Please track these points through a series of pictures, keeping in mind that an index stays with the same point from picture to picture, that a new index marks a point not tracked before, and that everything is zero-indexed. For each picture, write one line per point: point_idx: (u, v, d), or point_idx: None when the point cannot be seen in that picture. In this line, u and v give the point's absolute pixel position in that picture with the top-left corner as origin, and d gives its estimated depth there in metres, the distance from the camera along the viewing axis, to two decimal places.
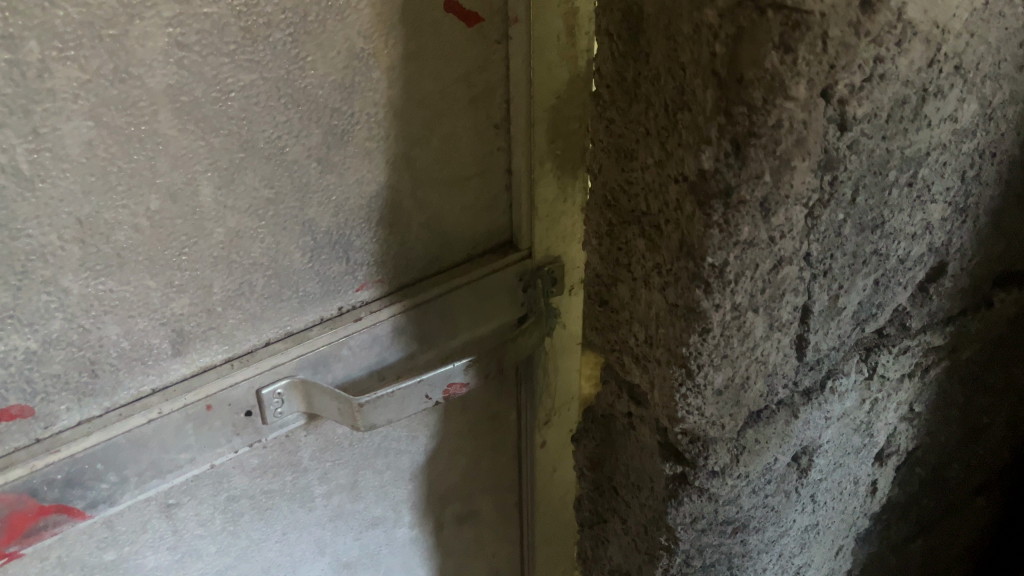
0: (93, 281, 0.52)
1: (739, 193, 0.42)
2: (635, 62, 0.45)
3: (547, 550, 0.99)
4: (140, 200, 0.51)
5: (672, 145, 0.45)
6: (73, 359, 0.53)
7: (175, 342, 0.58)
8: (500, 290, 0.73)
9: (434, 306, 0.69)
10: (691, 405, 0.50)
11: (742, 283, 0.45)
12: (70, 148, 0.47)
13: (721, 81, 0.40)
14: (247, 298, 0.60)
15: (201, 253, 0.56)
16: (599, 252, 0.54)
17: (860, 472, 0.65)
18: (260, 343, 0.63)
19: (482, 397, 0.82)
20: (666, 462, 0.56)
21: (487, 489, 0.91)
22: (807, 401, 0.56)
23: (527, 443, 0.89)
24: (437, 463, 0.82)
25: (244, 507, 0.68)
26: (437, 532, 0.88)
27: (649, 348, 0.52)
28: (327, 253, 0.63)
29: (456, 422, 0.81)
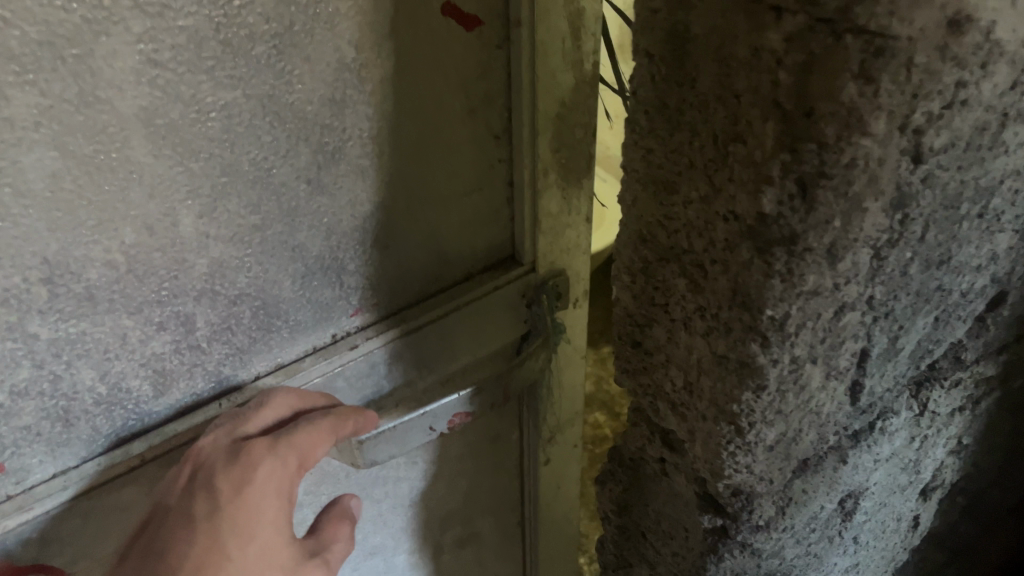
0: (65, 323, 0.46)
1: (806, 240, 0.37)
2: (679, 87, 0.40)
3: (545, 562, 0.97)
4: (114, 234, 0.45)
5: (720, 181, 0.40)
6: (44, 410, 0.48)
7: (157, 383, 0.52)
8: (501, 309, 0.67)
9: (435, 333, 0.63)
10: (739, 463, 0.45)
11: (802, 336, 0.40)
12: (33, 182, 0.41)
13: (786, 113, 0.35)
14: (233, 331, 0.54)
15: (182, 287, 0.50)
16: (631, 290, 0.49)
17: (903, 508, 0.61)
18: (249, 377, 0.57)
19: (485, 420, 0.76)
20: (704, 514, 0.51)
21: (488, 510, 0.86)
22: (855, 445, 0.51)
23: (529, 461, 0.84)
24: (440, 491, 0.77)
25: None
26: (438, 554, 0.84)
27: (689, 397, 0.47)
28: (318, 279, 0.57)
29: (458, 449, 0.76)
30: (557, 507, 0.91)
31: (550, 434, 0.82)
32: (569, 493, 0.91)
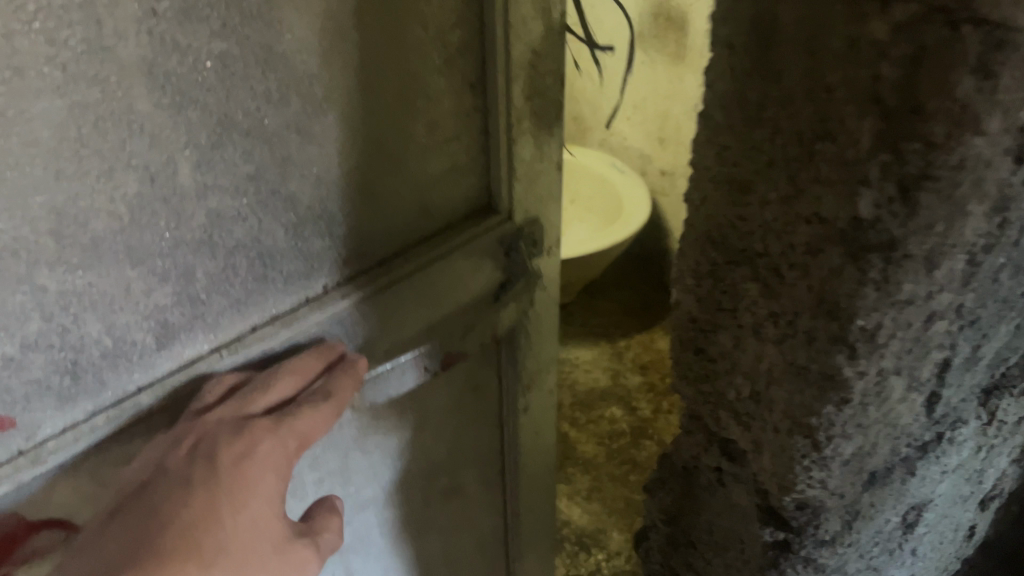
0: (73, 274, 0.40)
1: (905, 247, 0.35)
2: (763, 82, 0.38)
3: (524, 522, 0.90)
4: (118, 184, 0.39)
5: (804, 181, 0.37)
6: (54, 363, 0.42)
7: (160, 336, 0.46)
8: (483, 262, 0.60)
9: (415, 289, 0.56)
10: (813, 478, 0.44)
11: (892, 346, 0.38)
12: (40, 132, 0.36)
13: (888, 111, 0.33)
14: (231, 282, 0.47)
15: (182, 239, 0.44)
16: (695, 293, 0.47)
17: (962, 518, 0.59)
18: (246, 329, 0.50)
19: (468, 367, 0.68)
20: (766, 528, 0.49)
21: (475, 464, 0.78)
22: (923, 456, 0.49)
23: (510, 412, 0.76)
24: (427, 439, 0.70)
25: None
26: (425, 512, 0.76)
27: (756, 405, 0.46)
28: (312, 230, 0.50)
29: (442, 398, 0.68)
30: (535, 458, 0.84)
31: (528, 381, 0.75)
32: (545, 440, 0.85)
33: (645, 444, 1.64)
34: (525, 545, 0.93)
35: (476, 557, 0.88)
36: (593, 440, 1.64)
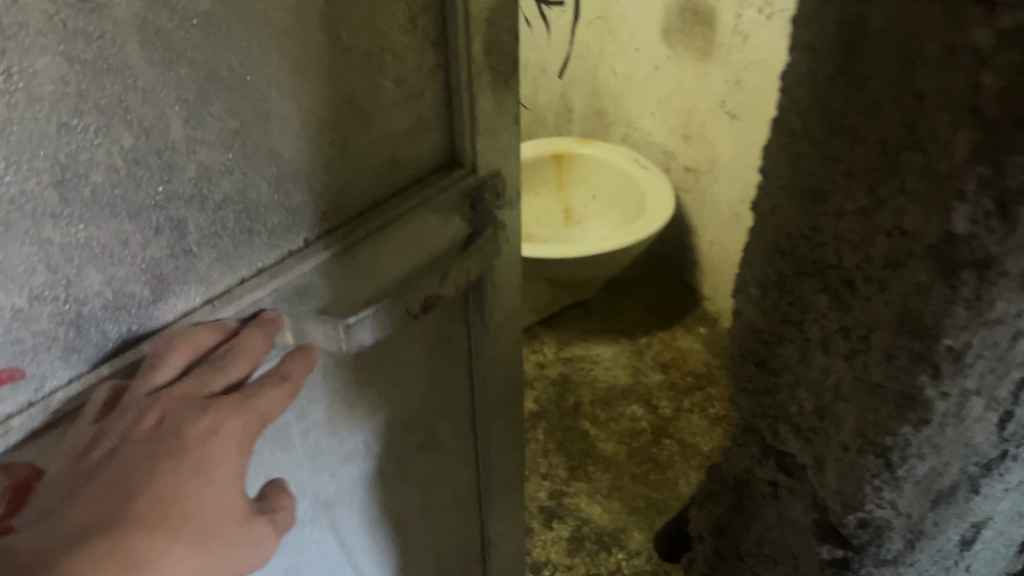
0: (78, 224, 0.37)
1: (1000, 263, 0.39)
2: (847, 90, 0.42)
3: (498, 482, 0.87)
4: (116, 138, 0.37)
5: (886, 192, 0.43)
6: (59, 313, 0.38)
7: (157, 289, 0.42)
8: (446, 215, 0.57)
9: (386, 245, 0.53)
10: (883, 497, 0.50)
11: (973, 370, 0.44)
12: (43, 87, 0.33)
13: (986, 120, 0.36)
14: (219, 236, 0.44)
15: (176, 192, 0.41)
16: (764, 309, 0.54)
17: (1012, 535, 0.62)
18: (232, 283, 0.46)
19: (436, 315, 0.65)
20: (823, 545, 0.57)
21: (446, 415, 0.75)
22: (986, 474, 0.52)
23: (478, 363, 0.73)
24: (400, 390, 0.67)
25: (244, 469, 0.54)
26: (404, 467, 0.73)
27: (824, 416, 0.53)
28: (291, 184, 0.47)
29: (415, 347, 0.65)
30: (505, 409, 0.81)
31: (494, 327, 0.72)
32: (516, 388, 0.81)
33: (666, 443, 1.62)
34: (502, 505, 0.91)
35: (448, 520, 0.85)
36: (613, 439, 1.63)
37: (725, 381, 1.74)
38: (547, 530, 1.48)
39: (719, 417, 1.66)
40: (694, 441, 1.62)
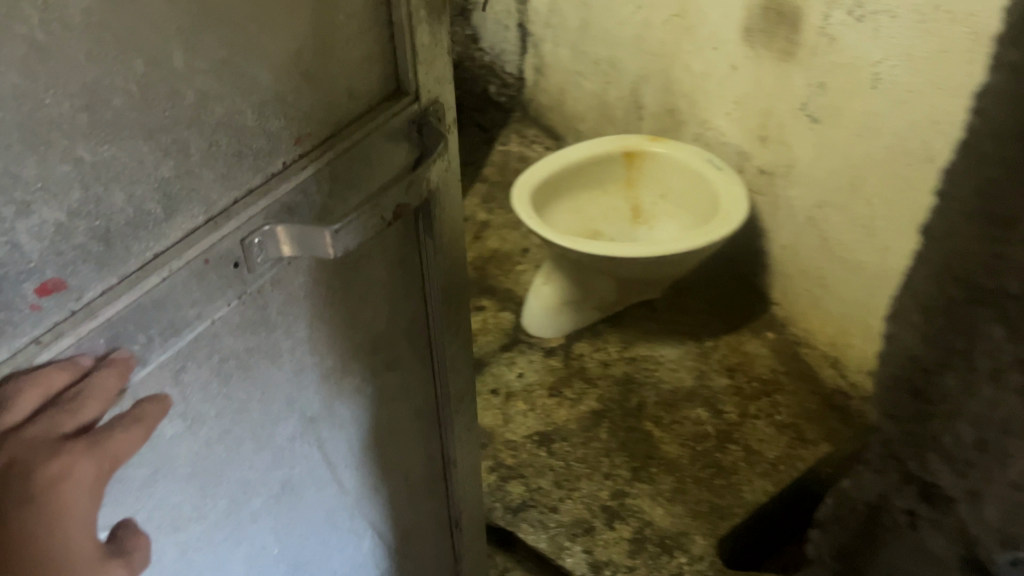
0: (104, 146, 0.41)
1: None
2: None
3: (462, 408, 0.89)
4: (128, 67, 0.40)
5: None
6: (93, 230, 0.42)
7: (167, 206, 0.45)
8: (395, 144, 0.60)
9: (348, 169, 0.56)
10: None
11: None
12: (71, 15, 0.37)
13: None
14: (216, 158, 0.47)
15: (180, 119, 0.44)
16: (933, 340, 0.65)
17: None
18: (229, 203, 0.49)
19: (393, 242, 0.67)
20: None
21: (410, 334, 0.75)
22: None
23: (428, 291, 0.74)
24: (363, 308, 0.67)
25: (232, 367, 0.56)
26: (370, 385, 0.73)
27: (980, 442, 0.62)
28: (269, 108, 0.49)
29: (378, 274, 0.67)
30: (455, 334, 0.81)
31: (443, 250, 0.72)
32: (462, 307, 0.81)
33: (730, 449, 1.59)
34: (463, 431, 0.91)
35: (420, 445, 0.86)
36: (676, 441, 1.62)
37: (792, 389, 1.70)
38: (608, 530, 1.47)
39: (786, 424, 1.62)
40: (759, 447, 1.59)
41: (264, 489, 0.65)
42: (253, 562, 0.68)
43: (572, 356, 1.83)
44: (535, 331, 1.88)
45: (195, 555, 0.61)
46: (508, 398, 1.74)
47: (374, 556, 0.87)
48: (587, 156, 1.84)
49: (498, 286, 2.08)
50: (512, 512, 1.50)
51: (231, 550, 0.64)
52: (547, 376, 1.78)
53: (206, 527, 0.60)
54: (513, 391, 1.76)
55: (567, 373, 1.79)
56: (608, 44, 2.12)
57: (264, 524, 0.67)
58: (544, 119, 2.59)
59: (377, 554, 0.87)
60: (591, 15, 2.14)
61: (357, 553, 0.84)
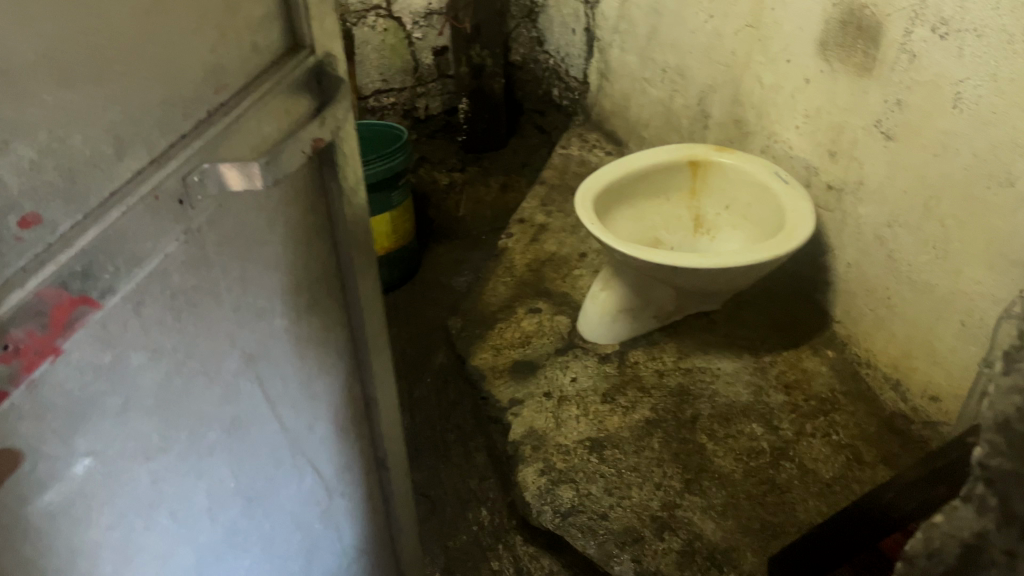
0: (63, 89, 0.47)
1: None
2: None
3: (382, 357, 0.96)
4: (75, 13, 0.46)
5: None
6: (61, 166, 0.48)
7: (116, 146, 0.52)
8: (300, 89, 0.67)
9: (263, 109, 0.63)
10: None
11: None
12: None
13: None
14: (151, 104, 0.54)
15: (121, 65, 0.51)
16: None
17: None
18: (164, 143, 0.55)
19: (302, 185, 0.73)
20: None
21: (329, 280, 0.82)
22: None
23: (340, 236, 0.80)
24: (288, 251, 0.73)
25: (183, 302, 0.61)
26: (300, 329, 0.79)
27: None
28: (191, 56, 0.56)
29: (296, 217, 0.73)
30: (372, 280, 0.88)
31: (355, 192, 0.79)
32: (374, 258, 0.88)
33: (784, 466, 1.58)
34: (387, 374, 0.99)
35: (346, 382, 0.92)
36: (730, 456, 1.61)
37: (851, 409, 1.67)
38: (658, 540, 1.46)
39: (843, 444, 1.60)
40: (816, 466, 1.57)
41: (218, 426, 0.71)
42: (213, 494, 0.73)
43: (627, 363, 1.83)
44: (591, 336, 1.89)
45: (167, 486, 0.66)
46: (561, 402, 1.75)
47: (317, 493, 0.93)
48: (652, 163, 1.83)
49: (555, 290, 2.08)
50: (561, 516, 1.52)
51: (196, 482, 0.70)
52: (601, 382, 1.79)
53: (173, 459, 0.66)
54: (566, 395, 1.76)
55: (621, 382, 1.79)
56: (677, 52, 2.12)
57: (223, 458, 0.73)
58: (607, 124, 2.60)
59: (321, 489, 0.93)
60: (661, 23, 2.15)
61: (303, 490, 0.89)
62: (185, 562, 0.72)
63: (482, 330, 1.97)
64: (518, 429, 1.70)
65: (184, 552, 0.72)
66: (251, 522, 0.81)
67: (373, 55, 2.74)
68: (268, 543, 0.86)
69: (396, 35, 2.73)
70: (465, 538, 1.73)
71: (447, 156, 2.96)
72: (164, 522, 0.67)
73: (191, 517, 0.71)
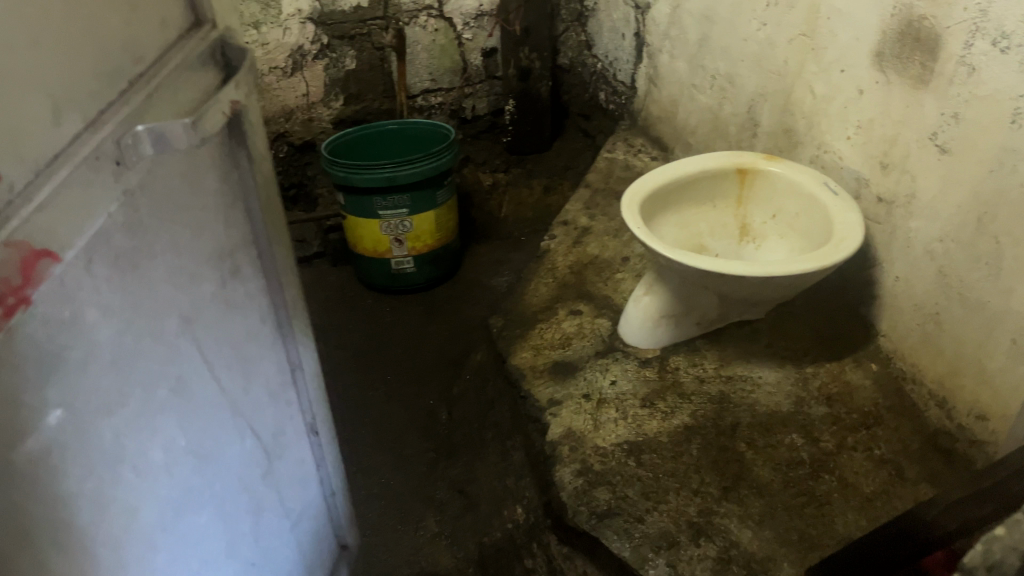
0: (17, 54, 0.58)
1: None
2: None
3: (296, 315, 1.11)
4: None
5: None
6: (15, 125, 0.58)
7: (55, 112, 0.62)
8: (202, 61, 0.84)
9: (177, 80, 0.78)
10: None
11: None
12: None
13: None
14: (79, 76, 0.65)
15: (52, 40, 0.62)
16: None
17: None
18: (94, 112, 0.67)
19: (216, 155, 0.88)
20: None
21: (243, 244, 0.96)
22: None
23: (252, 199, 0.96)
24: (205, 211, 0.86)
25: (126, 260, 0.72)
26: (225, 288, 0.92)
27: None
28: (108, 37, 0.69)
29: (214, 183, 0.88)
30: (279, 244, 1.05)
31: (258, 157, 0.96)
32: (279, 226, 1.05)
33: (824, 478, 1.56)
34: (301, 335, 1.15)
35: (270, 350, 1.06)
36: (770, 465, 1.60)
37: (893, 425, 1.66)
38: (693, 545, 1.46)
39: (884, 460, 1.59)
40: (857, 480, 1.55)
41: (166, 383, 0.81)
42: (169, 451, 0.82)
43: (668, 368, 1.84)
44: (633, 341, 1.89)
45: (127, 439, 0.74)
46: (600, 404, 1.75)
47: (256, 455, 1.05)
48: (701, 169, 1.85)
49: (597, 292, 2.09)
50: (596, 517, 1.52)
51: (152, 437, 0.79)
52: (641, 387, 1.79)
53: (129, 414, 0.74)
54: (605, 397, 1.77)
55: (662, 387, 1.79)
56: (727, 58, 2.12)
57: (171, 416, 0.82)
58: (653, 129, 2.59)
59: (257, 453, 1.05)
60: (713, 30, 2.15)
61: (243, 450, 1.01)
62: (153, 516, 0.80)
63: (523, 330, 1.98)
64: (556, 429, 1.71)
65: (149, 505, 0.79)
66: (203, 479, 0.90)
67: (423, 55, 2.78)
68: (220, 501, 0.95)
69: (446, 36, 2.77)
70: (500, 534, 1.84)
71: (490, 158, 3.02)
72: (128, 477, 0.75)
73: (151, 474, 0.79)
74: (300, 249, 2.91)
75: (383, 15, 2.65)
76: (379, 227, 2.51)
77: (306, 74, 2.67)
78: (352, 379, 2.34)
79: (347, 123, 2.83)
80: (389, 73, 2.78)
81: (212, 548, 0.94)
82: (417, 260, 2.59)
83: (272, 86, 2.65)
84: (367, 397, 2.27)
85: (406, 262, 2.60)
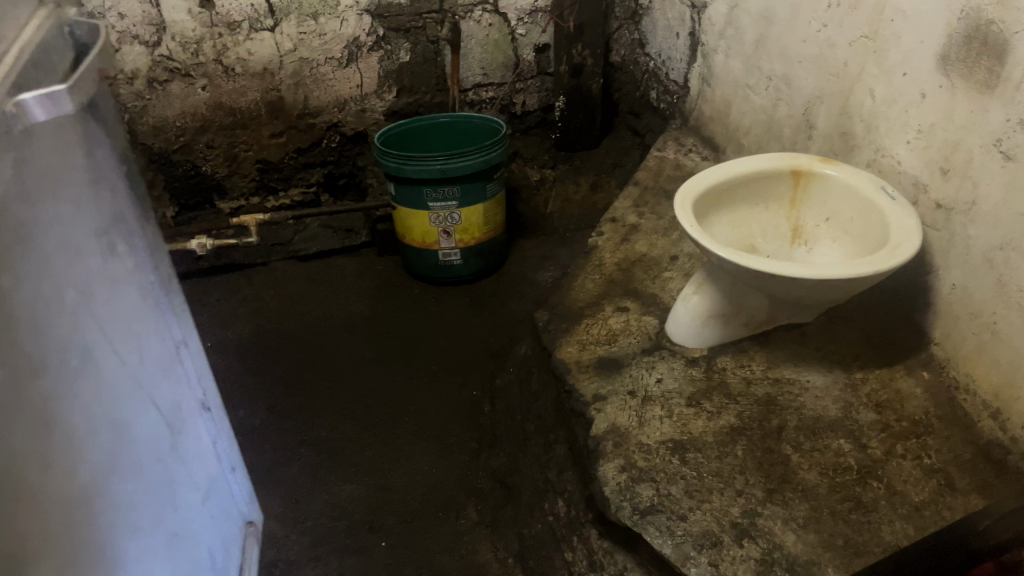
0: None
1: None
2: None
3: (168, 288, 1.18)
4: None
5: None
6: None
7: None
8: (55, 41, 0.93)
9: (40, 55, 0.87)
10: None
11: None
12: None
13: None
14: None
15: None
16: None
17: None
18: None
19: (80, 130, 0.95)
20: None
21: (118, 219, 1.02)
22: None
23: (113, 174, 1.03)
24: (80, 186, 0.92)
25: (25, 232, 0.78)
26: (109, 264, 0.98)
27: None
28: None
29: (82, 159, 0.94)
30: (142, 217, 1.12)
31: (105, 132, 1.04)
32: (136, 200, 1.12)
33: (872, 485, 1.54)
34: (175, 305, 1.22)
35: (156, 328, 1.12)
36: (816, 469, 1.58)
37: (944, 434, 1.63)
38: (737, 545, 1.45)
39: (934, 469, 1.55)
40: (905, 488, 1.53)
41: (75, 350, 0.86)
42: (88, 417, 0.88)
43: (714, 368, 1.83)
44: (680, 340, 1.90)
45: (50, 403, 0.80)
46: (645, 402, 1.75)
47: (161, 428, 1.12)
48: (755, 169, 1.84)
49: (644, 290, 2.09)
50: (639, 513, 1.52)
51: (71, 403, 0.84)
52: (686, 386, 1.79)
53: (48, 379, 0.80)
54: (651, 395, 1.77)
55: (708, 387, 1.79)
56: (785, 60, 2.10)
57: (84, 386, 0.88)
58: (705, 129, 2.57)
59: (160, 424, 1.11)
60: (771, 30, 2.14)
61: (152, 423, 1.08)
62: (85, 478, 0.87)
63: (569, 326, 1.99)
64: (601, 424, 1.72)
65: (80, 467, 0.86)
66: (122, 446, 0.97)
67: (477, 49, 2.80)
68: (138, 469, 1.02)
69: (500, 30, 2.78)
70: (540, 526, 1.82)
71: (539, 152, 3.05)
72: (58, 440, 0.81)
73: (75, 437, 0.85)
74: (348, 237, 3.01)
75: (439, 8, 2.68)
76: (428, 218, 2.54)
77: (361, 64, 2.71)
78: (394, 366, 2.38)
79: (399, 115, 2.87)
80: (442, 66, 2.80)
81: (137, 512, 1.01)
82: (464, 252, 2.62)
83: (327, 76, 2.71)
84: (410, 384, 2.32)
85: (453, 254, 2.63)
